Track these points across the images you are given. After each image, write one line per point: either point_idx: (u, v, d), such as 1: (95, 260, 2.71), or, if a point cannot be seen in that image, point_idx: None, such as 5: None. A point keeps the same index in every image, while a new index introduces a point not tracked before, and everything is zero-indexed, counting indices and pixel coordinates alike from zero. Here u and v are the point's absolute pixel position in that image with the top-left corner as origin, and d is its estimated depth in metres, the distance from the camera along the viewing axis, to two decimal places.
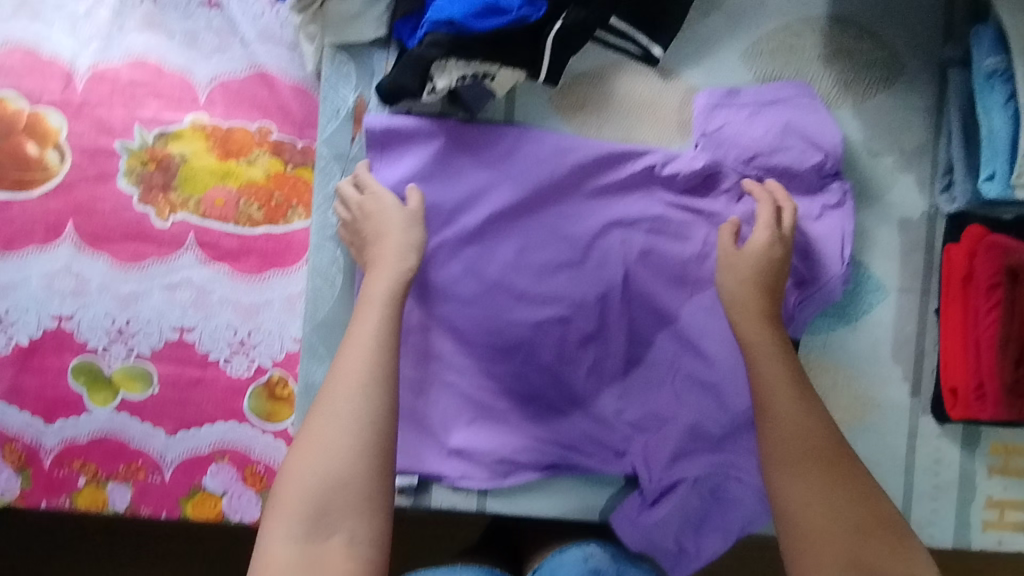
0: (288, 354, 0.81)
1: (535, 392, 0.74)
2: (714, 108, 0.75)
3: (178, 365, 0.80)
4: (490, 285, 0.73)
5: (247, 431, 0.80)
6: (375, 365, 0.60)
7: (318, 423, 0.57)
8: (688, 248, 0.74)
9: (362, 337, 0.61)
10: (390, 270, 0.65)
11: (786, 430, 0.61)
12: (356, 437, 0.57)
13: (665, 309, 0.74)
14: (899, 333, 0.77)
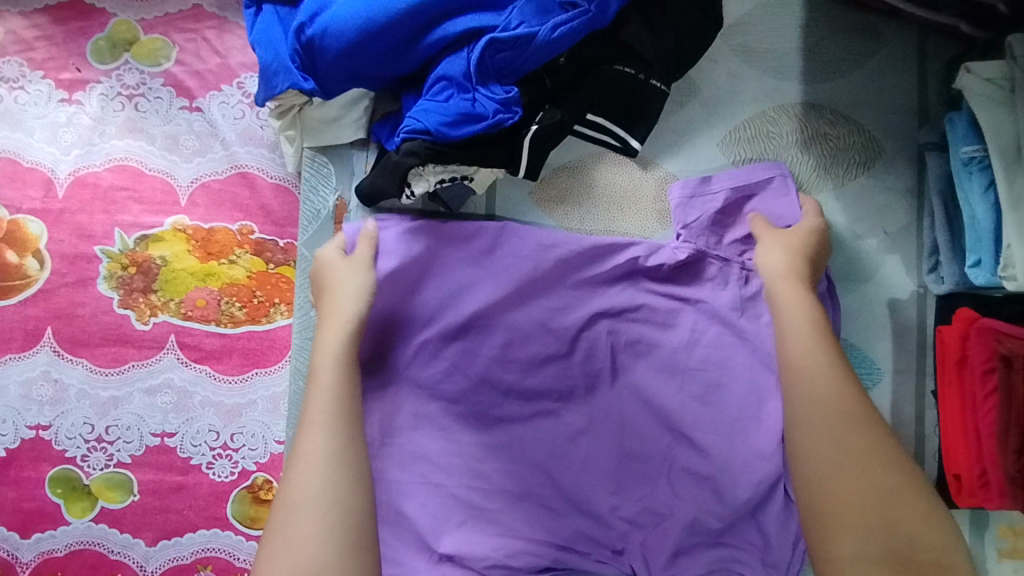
0: (272, 456, 0.78)
1: (524, 488, 0.68)
2: (689, 200, 0.72)
3: (159, 471, 0.78)
4: (476, 381, 0.70)
5: (230, 538, 0.77)
6: (344, 401, 0.57)
7: (285, 512, 0.51)
8: (676, 337, 0.71)
9: (318, 399, 0.57)
10: (340, 325, 0.62)
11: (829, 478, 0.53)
12: (323, 519, 0.50)
13: (659, 403, 0.69)
14: (897, 416, 0.76)
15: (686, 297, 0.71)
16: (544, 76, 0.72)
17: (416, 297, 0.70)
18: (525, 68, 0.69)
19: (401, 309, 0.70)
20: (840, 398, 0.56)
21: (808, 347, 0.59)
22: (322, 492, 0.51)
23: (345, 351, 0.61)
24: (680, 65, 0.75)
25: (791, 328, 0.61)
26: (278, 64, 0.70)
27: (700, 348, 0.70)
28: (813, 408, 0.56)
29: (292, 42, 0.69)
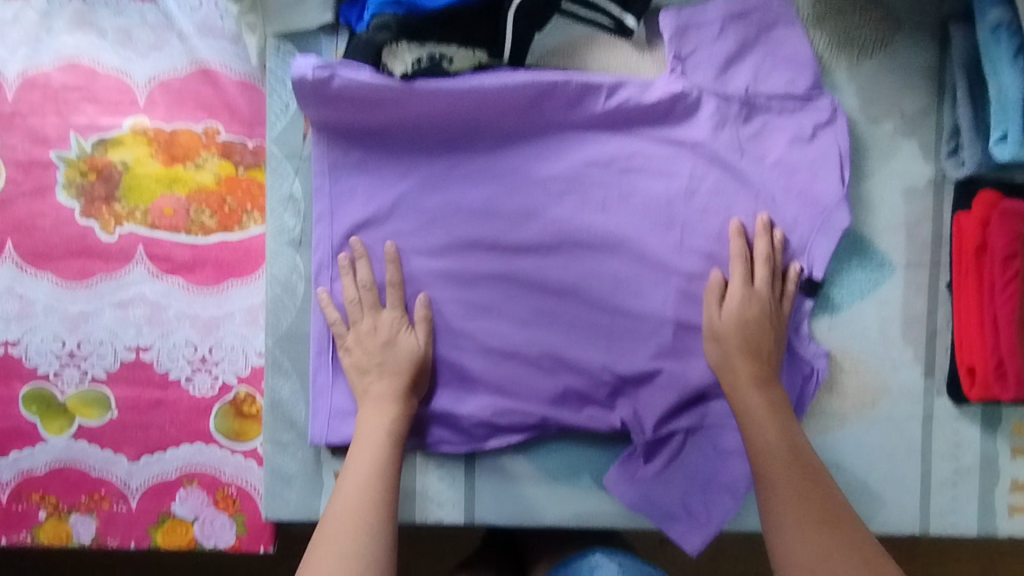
0: (254, 369, 0.75)
1: (512, 349, 0.71)
2: (683, 30, 0.70)
3: (136, 387, 0.75)
4: (460, 239, 0.70)
5: (215, 452, 0.75)
6: (371, 518, 0.61)
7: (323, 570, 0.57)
8: (675, 184, 0.71)
9: (366, 454, 0.64)
10: (384, 411, 0.66)
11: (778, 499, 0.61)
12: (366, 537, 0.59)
13: (654, 256, 0.71)
14: (909, 311, 0.72)
15: (682, 142, 0.71)
16: None
17: (404, 147, 0.70)
18: None
19: (391, 160, 0.70)
20: (806, 513, 0.60)
21: (775, 447, 0.64)
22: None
23: (378, 477, 0.63)
24: None
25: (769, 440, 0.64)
26: None
27: (698, 198, 0.71)
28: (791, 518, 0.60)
29: None
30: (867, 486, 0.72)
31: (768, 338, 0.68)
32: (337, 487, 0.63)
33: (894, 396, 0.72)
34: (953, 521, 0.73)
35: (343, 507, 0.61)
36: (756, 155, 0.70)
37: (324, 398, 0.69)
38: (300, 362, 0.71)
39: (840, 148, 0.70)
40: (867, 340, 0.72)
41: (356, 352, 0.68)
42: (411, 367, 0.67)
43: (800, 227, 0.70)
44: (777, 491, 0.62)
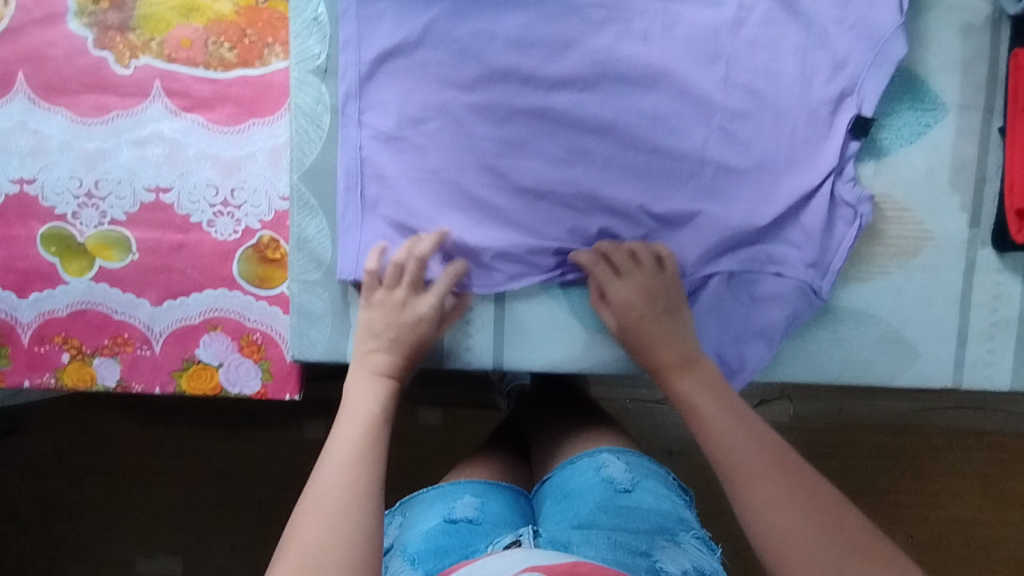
0: (277, 213, 0.73)
1: (546, 188, 0.67)
2: None
3: (157, 229, 0.73)
4: (494, 69, 0.66)
5: (238, 298, 0.74)
6: (364, 478, 0.55)
7: (304, 524, 0.52)
8: (720, 17, 0.67)
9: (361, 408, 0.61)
10: (367, 394, 0.63)
11: (728, 445, 0.58)
12: (348, 481, 0.55)
13: (697, 91, 0.67)
14: (958, 156, 0.69)
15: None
16: None
17: None
18: None
19: None
20: (768, 462, 0.56)
21: (709, 406, 0.62)
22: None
23: (370, 440, 0.59)
24: None
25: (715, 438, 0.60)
26: None
27: (743, 33, 0.67)
28: (747, 471, 0.56)
29: None
30: (902, 335, 0.71)
31: (654, 331, 0.65)
32: (323, 455, 0.58)
33: (937, 245, 0.70)
34: (988, 376, 0.72)
35: (333, 467, 0.56)
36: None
37: (352, 234, 0.67)
38: (328, 198, 0.68)
39: None
40: (913, 186, 0.69)
41: (375, 312, 0.66)
42: (415, 345, 0.66)
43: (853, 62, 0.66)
44: (725, 437, 0.59)
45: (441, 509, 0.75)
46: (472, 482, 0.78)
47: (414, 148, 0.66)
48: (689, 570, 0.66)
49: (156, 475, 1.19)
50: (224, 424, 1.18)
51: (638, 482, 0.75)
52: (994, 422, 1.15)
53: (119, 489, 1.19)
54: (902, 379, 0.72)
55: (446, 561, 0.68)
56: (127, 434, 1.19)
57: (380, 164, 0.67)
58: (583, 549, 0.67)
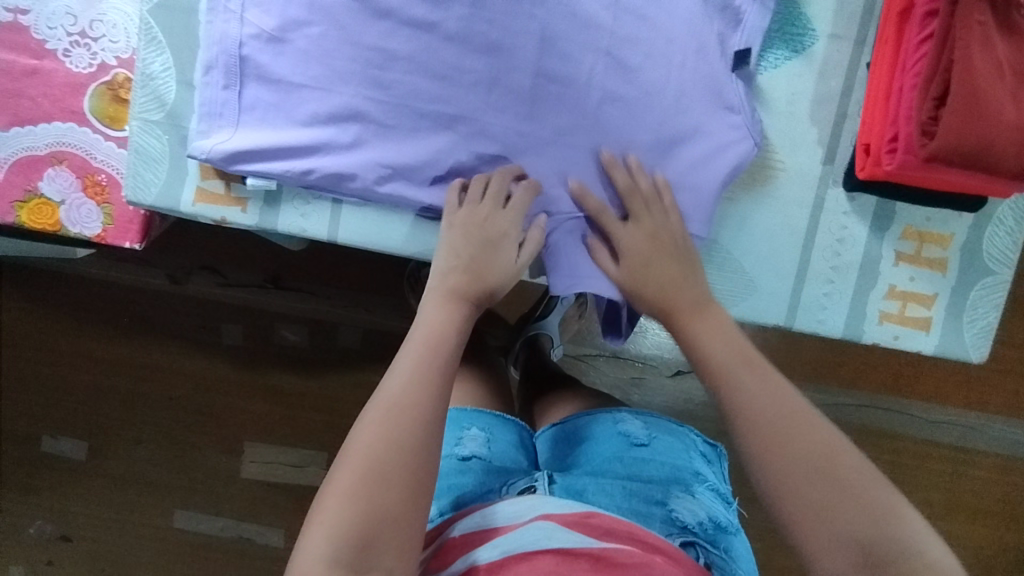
0: (133, 51, 0.72)
1: (406, 75, 0.68)
2: None
3: (11, 52, 0.71)
4: None
5: (87, 134, 0.73)
6: (418, 417, 0.49)
7: (360, 459, 0.46)
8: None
9: (427, 333, 0.56)
10: (454, 314, 0.58)
11: (751, 399, 0.53)
12: (417, 399, 0.50)
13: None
14: (821, 88, 0.68)
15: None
16: None
17: None
18: None
19: None
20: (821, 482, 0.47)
21: (765, 406, 0.52)
22: (366, 530, 0.44)
23: (441, 371, 0.53)
24: None
25: (740, 404, 0.53)
26: None
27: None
28: (790, 478, 0.48)
29: None
30: (738, 262, 0.70)
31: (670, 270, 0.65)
32: (377, 394, 0.50)
33: (788, 176, 0.70)
34: (822, 320, 0.71)
35: (391, 411, 0.49)
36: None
37: (212, 91, 0.67)
38: (177, 35, 0.67)
39: None
40: (777, 115, 0.69)
41: (458, 231, 0.64)
42: (494, 275, 0.63)
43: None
44: (749, 389, 0.54)
45: (448, 440, 0.72)
46: (482, 414, 0.76)
47: (283, 7, 0.67)
48: (704, 522, 0.66)
49: (61, 352, 1.18)
50: (125, 306, 1.16)
51: (655, 436, 0.73)
52: (902, 425, 1.10)
53: (21, 364, 1.18)
54: (738, 310, 0.71)
55: (457, 501, 0.67)
56: (28, 305, 1.17)
57: (260, 28, 0.67)
58: (596, 498, 0.66)
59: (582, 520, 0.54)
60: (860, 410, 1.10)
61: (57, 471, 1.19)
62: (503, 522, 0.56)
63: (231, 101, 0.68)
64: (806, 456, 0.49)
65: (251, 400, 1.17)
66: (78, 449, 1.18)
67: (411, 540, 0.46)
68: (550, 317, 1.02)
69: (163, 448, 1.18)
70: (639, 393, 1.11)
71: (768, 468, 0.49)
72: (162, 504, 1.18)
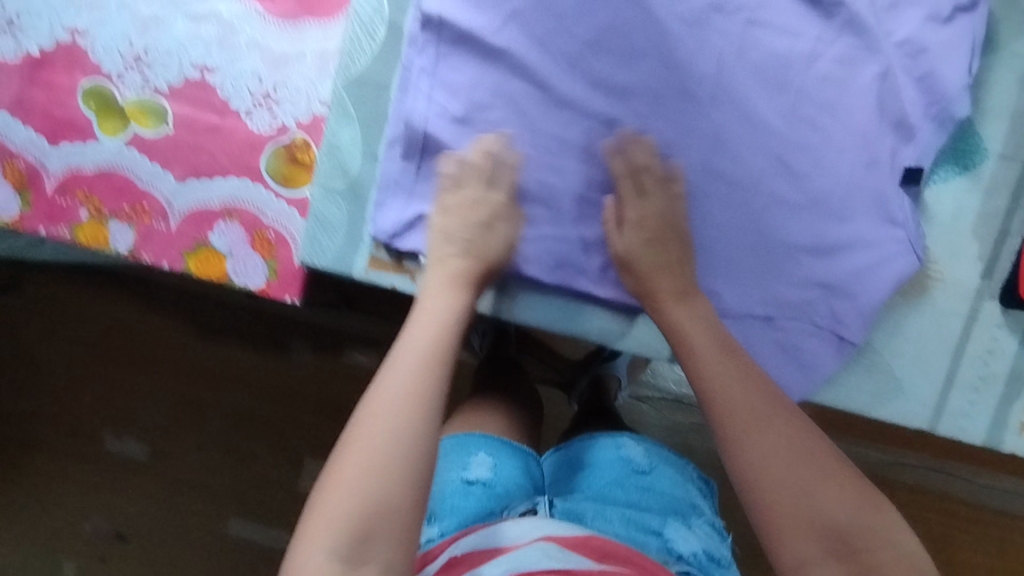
0: (314, 116, 0.73)
1: (578, 162, 0.70)
2: None
3: (194, 108, 0.73)
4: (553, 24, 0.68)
5: (261, 192, 0.75)
6: (420, 405, 0.54)
7: (359, 445, 0.52)
8: (799, 45, 0.67)
9: (426, 320, 0.60)
10: (447, 298, 0.62)
11: (734, 402, 0.59)
12: (416, 388, 0.55)
13: (744, 99, 0.68)
14: (988, 205, 0.69)
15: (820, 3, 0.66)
16: None
17: None
18: None
19: None
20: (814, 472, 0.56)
21: (762, 421, 0.58)
22: (355, 528, 0.50)
23: (438, 363, 0.57)
24: None
25: (727, 409, 0.59)
26: None
27: (818, 65, 0.67)
28: (769, 473, 0.56)
29: None
30: (888, 365, 0.72)
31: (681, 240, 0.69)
32: (376, 381, 0.56)
33: (945, 287, 0.71)
34: (962, 426, 0.73)
35: (395, 400, 0.54)
36: (886, 29, 0.66)
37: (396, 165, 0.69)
38: (367, 112, 0.69)
39: (973, 37, 0.65)
40: (942, 228, 0.70)
41: (453, 216, 0.67)
42: (493, 254, 0.66)
43: (916, 109, 0.66)
44: (737, 396, 0.60)
45: (456, 464, 0.74)
46: (491, 439, 0.78)
47: (469, 89, 0.68)
48: (699, 553, 0.69)
49: (140, 355, 1.19)
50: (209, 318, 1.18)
51: (655, 465, 0.77)
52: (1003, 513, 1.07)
53: (99, 363, 1.19)
54: (883, 411, 0.73)
55: (462, 521, 0.69)
56: (115, 306, 1.18)
57: (445, 109, 0.68)
58: (597, 523, 0.69)
59: (583, 542, 0.59)
60: (945, 498, 1.05)
61: (122, 471, 1.19)
62: (502, 542, 0.61)
63: (411, 178, 0.69)
64: (800, 460, 0.56)
65: (311, 419, 1.17)
66: (145, 451, 1.19)
67: (407, 528, 0.51)
68: (619, 359, 1.01)
69: (229, 458, 1.18)
70: (701, 441, 1.09)
71: (767, 454, 0.57)
72: (219, 513, 1.19)
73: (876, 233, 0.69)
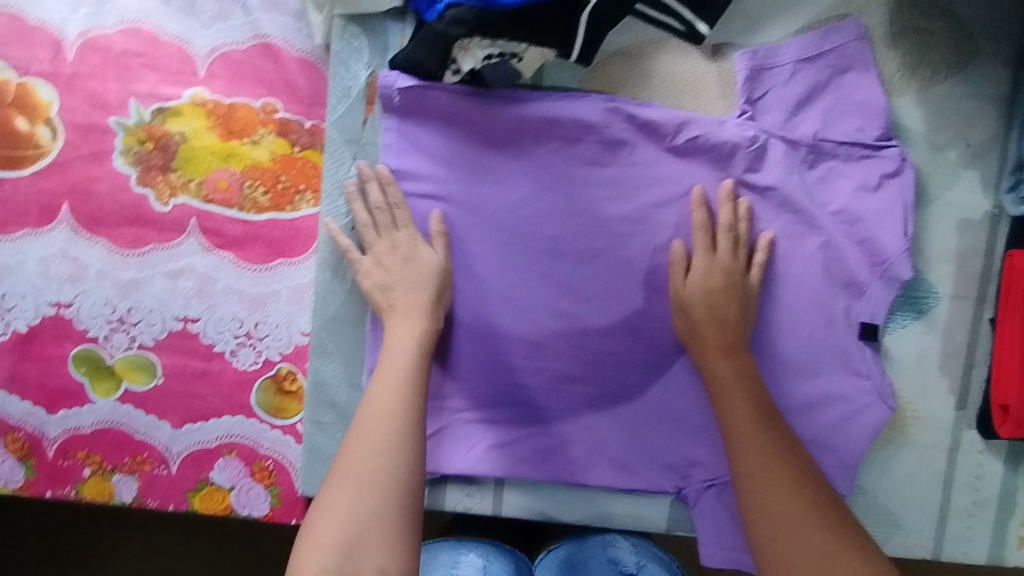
0: (296, 347, 0.76)
1: (555, 360, 0.73)
2: (758, 73, 0.69)
3: (182, 356, 0.76)
4: (509, 238, 0.71)
5: (254, 426, 0.77)
6: (399, 421, 0.60)
7: (348, 460, 0.58)
8: (742, 226, 0.71)
9: (399, 346, 0.65)
10: (414, 322, 0.66)
11: (741, 440, 0.65)
12: (398, 409, 0.61)
13: (695, 277, 0.71)
14: (947, 343, 0.72)
15: (756, 185, 0.70)
16: None
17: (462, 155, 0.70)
18: None
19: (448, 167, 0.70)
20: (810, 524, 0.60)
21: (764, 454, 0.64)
22: (362, 516, 0.55)
23: (413, 385, 0.63)
24: None
25: (734, 431, 0.66)
26: None
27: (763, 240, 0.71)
28: (767, 498, 0.62)
29: None
30: (882, 504, 0.73)
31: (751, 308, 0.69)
32: (363, 399, 0.62)
33: (923, 423, 0.73)
34: (965, 550, 0.74)
35: (378, 416, 0.60)
36: (821, 200, 0.71)
37: None
38: (346, 346, 0.72)
39: (904, 201, 0.69)
40: (909, 369, 0.72)
41: (376, 272, 0.68)
42: (435, 274, 0.68)
43: (860, 269, 0.70)
44: (744, 425, 0.66)
45: (447, 564, 0.76)
46: (482, 541, 0.79)
47: None
48: None
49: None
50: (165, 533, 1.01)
51: (643, 566, 0.76)
52: None
53: None
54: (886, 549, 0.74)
55: None
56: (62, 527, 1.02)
57: None
58: None
59: None
60: None
61: None
62: None
63: None
64: (791, 483, 0.62)
65: None
66: None
67: (395, 540, 0.55)
68: None
69: None
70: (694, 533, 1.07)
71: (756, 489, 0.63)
72: None
73: (847, 386, 0.72)
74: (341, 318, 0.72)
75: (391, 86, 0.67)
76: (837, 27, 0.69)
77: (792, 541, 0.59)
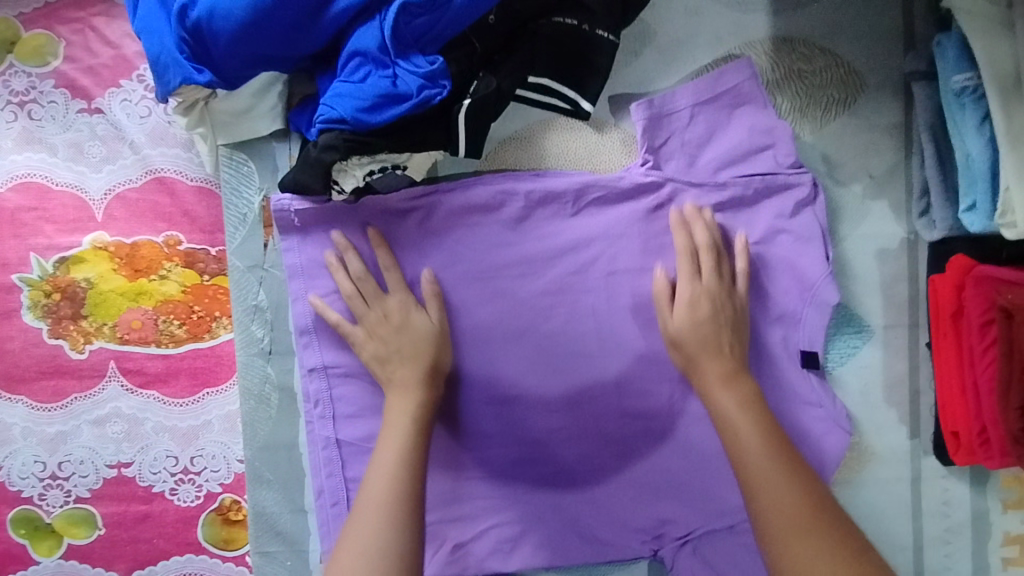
0: (237, 475, 0.75)
1: (497, 452, 0.71)
2: (655, 134, 0.68)
3: (120, 503, 0.74)
4: None
5: (205, 561, 0.75)
6: (398, 494, 0.57)
7: (349, 540, 0.55)
8: None
9: (396, 415, 0.62)
10: (409, 390, 0.64)
11: (747, 461, 0.59)
12: (390, 476, 0.58)
13: (625, 346, 0.70)
14: (889, 373, 0.71)
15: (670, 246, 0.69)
16: (472, 40, 0.62)
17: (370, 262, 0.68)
18: (447, 34, 0.60)
19: None
20: (787, 477, 0.58)
21: (776, 478, 0.57)
22: None
23: (409, 449, 0.60)
24: (630, 11, 0.66)
25: (749, 477, 0.58)
26: (165, 56, 0.60)
27: None
28: (768, 524, 0.56)
29: (175, 28, 0.60)
30: None
31: (715, 331, 0.65)
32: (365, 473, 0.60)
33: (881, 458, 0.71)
34: None
35: (375, 486, 0.58)
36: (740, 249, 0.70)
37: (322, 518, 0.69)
38: (282, 471, 0.71)
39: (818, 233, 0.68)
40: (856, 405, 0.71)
41: (371, 342, 0.66)
42: (429, 344, 0.66)
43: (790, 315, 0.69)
44: (748, 438, 0.60)
45: None
46: None
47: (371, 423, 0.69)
48: None
49: None
50: None
51: None
52: None
53: None
54: None
55: None
56: None
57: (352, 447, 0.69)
58: None
59: None
60: None
61: None
62: None
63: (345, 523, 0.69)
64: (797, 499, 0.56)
65: None
66: None
67: None
68: None
69: None
70: None
71: (759, 494, 0.57)
72: None
73: None
74: (274, 442, 0.70)
75: (281, 208, 0.67)
76: (722, 71, 0.68)
77: (802, 545, 0.54)
